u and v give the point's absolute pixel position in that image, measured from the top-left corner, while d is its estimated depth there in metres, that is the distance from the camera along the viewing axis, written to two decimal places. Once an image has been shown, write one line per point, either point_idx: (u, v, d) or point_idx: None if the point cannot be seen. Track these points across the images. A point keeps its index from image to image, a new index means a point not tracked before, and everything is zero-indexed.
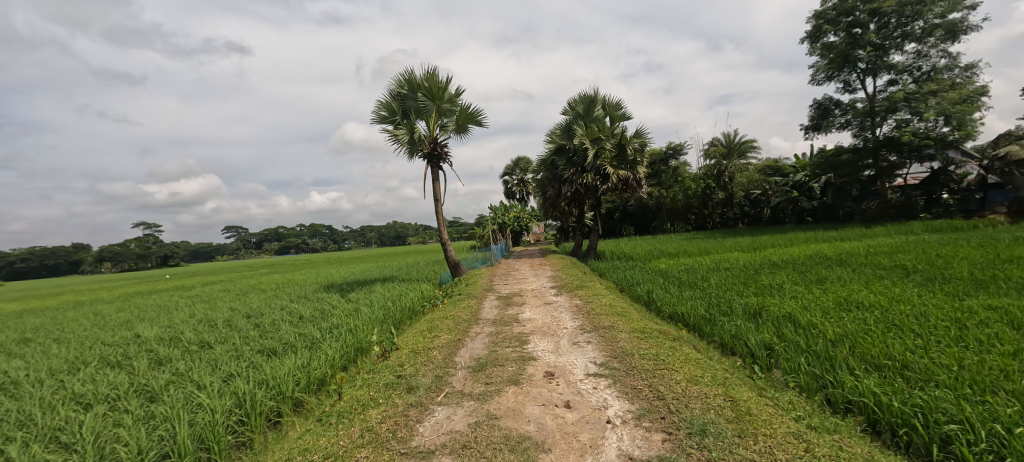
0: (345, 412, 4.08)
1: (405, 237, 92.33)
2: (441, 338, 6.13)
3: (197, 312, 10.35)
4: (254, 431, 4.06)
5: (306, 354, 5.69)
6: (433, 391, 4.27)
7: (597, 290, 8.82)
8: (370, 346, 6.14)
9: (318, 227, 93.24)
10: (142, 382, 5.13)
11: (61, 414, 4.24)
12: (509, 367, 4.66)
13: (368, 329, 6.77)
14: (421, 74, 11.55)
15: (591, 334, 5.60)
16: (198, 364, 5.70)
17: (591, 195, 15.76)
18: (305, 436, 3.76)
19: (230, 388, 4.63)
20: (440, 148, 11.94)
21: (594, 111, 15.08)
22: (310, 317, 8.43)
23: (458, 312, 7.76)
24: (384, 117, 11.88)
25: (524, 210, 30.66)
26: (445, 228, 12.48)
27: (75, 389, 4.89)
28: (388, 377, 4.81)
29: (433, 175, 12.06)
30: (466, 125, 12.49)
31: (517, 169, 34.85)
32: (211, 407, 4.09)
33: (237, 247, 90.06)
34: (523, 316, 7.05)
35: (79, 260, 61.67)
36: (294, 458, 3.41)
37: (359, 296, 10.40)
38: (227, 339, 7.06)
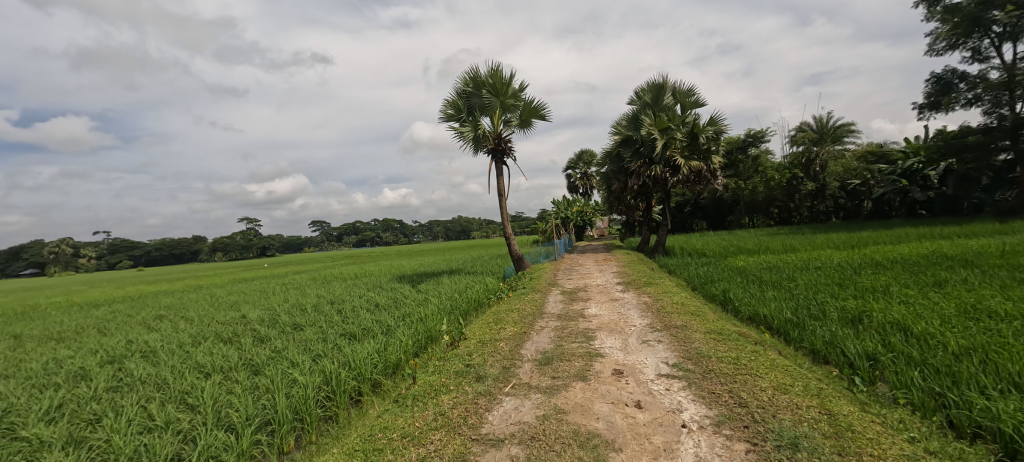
0: (419, 395, 4.31)
1: (470, 231, 95.15)
2: (507, 330, 6.22)
3: (290, 298, 11.53)
4: (340, 407, 4.45)
5: (381, 339, 6.10)
6: (501, 382, 4.35)
7: (667, 287, 8.40)
8: (439, 335, 6.42)
9: (391, 222, 99.37)
10: (248, 357, 5.83)
11: (188, 381, 4.97)
12: (576, 362, 4.60)
13: (437, 319, 7.09)
14: (485, 71, 11.73)
15: (663, 334, 5.35)
16: (291, 344, 6.36)
17: (660, 188, 14.99)
18: (384, 416, 4.03)
19: (318, 367, 5.11)
20: (504, 143, 12.08)
21: (664, 99, 14.34)
22: (384, 306, 9.03)
23: (522, 305, 7.84)
24: (451, 115, 12.27)
25: (587, 204, 30.06)
26: (509, 223, 12.61)
27: (198, 360, 5.70)
28: (457, 365, 5.00)
29: (497, 170, 12.24)
30: (529, 120, 12.50)
31: (580, 163, 34.21)
32: (303, 383, 4.55)
33: (322, 240, 98.99)
34: (589, 311, 6.92)
35: (198, 250, 71.77)
36: (375, 434, 3.67)
37: (428, 287, 10.92)
38: (315, 323, 7.79)
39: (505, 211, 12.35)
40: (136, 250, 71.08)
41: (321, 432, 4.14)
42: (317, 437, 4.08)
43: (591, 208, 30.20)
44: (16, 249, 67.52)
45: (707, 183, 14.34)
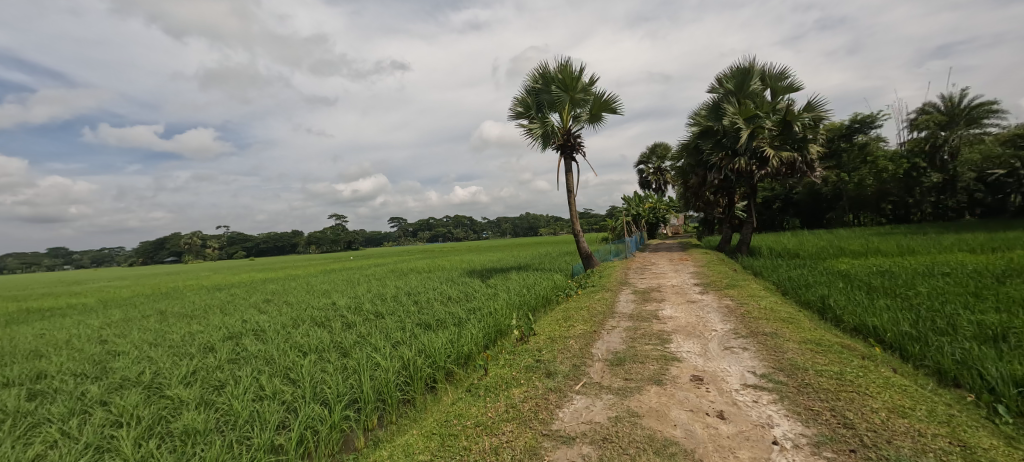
0: (490, 387, 4.42)
1: (537, 228, 95.61)
2: (576, 328, 6.16)
3: (372, 288, 12.49)
4: (416, 391, 4.73)
5: (454, 330, 6.37)
6: (571, 379, 4.32)
7: (752, 290, 7.72)
8: (509, 329, 6.54)
9: (462, 218, 103.36)
10: (338, 339, 6.44)
11: (290, 358, 5.62)
12: (650, 365, 4.41)
13: (506, 314, 7.24)
14: (555, 67, 11.63)
15: (749, 340, 4.92)
16: (374, 330, 6.88)
17: (744, 182, 13.82)
18: (458, 403, 4.20)
19: (398, 353, 5.49)
20: (573, 139, 11.91)
21: (750, 85, 13.01)
22: (456, 298, 9.42)
23: (592, 303, 7.70)
24: (520, 113, 12.39)
25: (661, 200, 28.62)
26: (578, 220, 12.42)
27: (297, 341, 6.42)
28: (527, 360, 5.05)
29: (566, 166, 12.11)
30: (600, 114, 12.19)
31: (653, 157, 32.66)
32: (385, 367, 4.91)
33: (399, 235, 105.77)
34: (663, 313, 6.60)
35: (296, 243, 80.53)
36: (450, 421, 3.83)
37: (497, 282, 11.17)
38: (394, 312, 8.37)
39: (574, 208, 12.18)
40: (248, 243, 81.68)
41: (400, 414, 4.43)
42: (397, 417, 4.37)
43: (665, 204, 28.71)
44: (161, 240, 81.07)
45: (801, 175, 12.94)
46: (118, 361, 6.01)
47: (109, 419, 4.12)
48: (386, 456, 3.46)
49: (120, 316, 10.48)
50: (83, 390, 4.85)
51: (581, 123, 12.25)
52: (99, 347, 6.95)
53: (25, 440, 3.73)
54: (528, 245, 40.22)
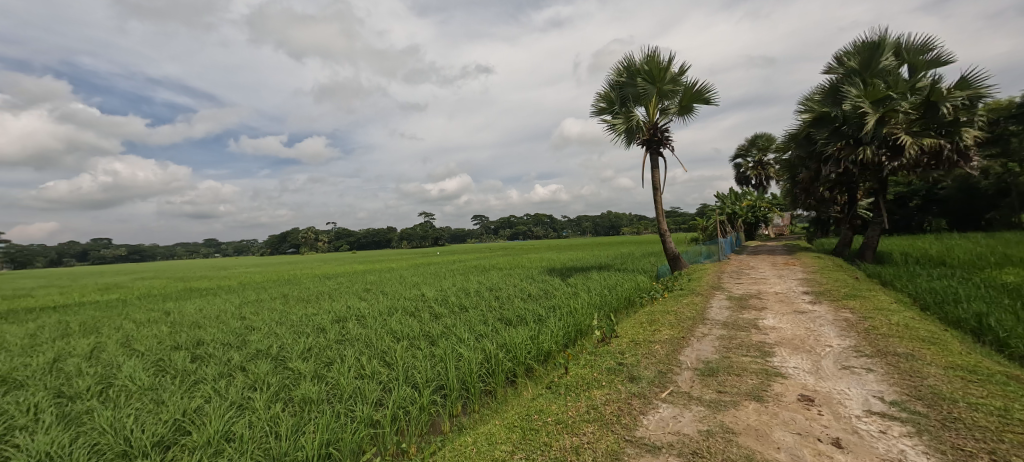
0: (571, 386, 4.39)
1: (620, 227, 92.33)
2: (662, 333, 5.84)
3: (456, 282, 13.13)
4: (498, 384, 4.88)
5: (534, 328, 6.44)
6: (656, 386, 4.11)
7: (879, 302, 6.62)
8: (589, 330, 6.44)
9: (542, 216, 103.89)
10: (427, 329, 6.89)
11: (386, 342, 6.16)
12: (749, 379, 4.02)
13: (587, 314, 7.12)
14: (640, 58, 11.10)
15: (875, 361, 4.24)
16: (459, 322, 7.23)
17: (871, 176, 11.92)
18: (539, 399, 4.24)
19: (481, 345, 5.71)
20: (661, 133, 11.29)
21: (881, 60, 11.18)
22: (536, 296, 9.49)
23: (681, 308, 7.23)
24: (604, 108, 12.06)
25: (762, 197, 25.86)
26: (664, 218, 11.75)
27: (392, 327, 7.01)
28: (609, 362, 4.92)
29: (652, 162, 11.51)
30: (691, 105, 11.39)
31: (753, 149, 29.63)
32: (469, 358, 5.16)
33: (482, 232, 109.65)
34: (764, 322, 5.96)
35: (391, 238, 87.72)
36: (531, 415, 3.89)
37: (578, 281, 11.03)
38: (477, 306, 8.71)
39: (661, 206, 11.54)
40: (351, 237, 91.04)
41: (482, 404, 4.60)
42: (479, 407, 4.55)
43: (768, 202, 25.85)
44: (284, 234, 93.96)
45: (949, 167, 10.83)
46: (252, 335, 7.09)
47: (247, 382, 4.90)
48: (470, 442, 3.62)
49: (252, 298, 12.35)
50: (228, 357, 5.82)
51: (669, 116, 11.57)
52: (239, 322, 8.28)
53: (189, 393, 4.60)
54: (609, 244, 38.97)
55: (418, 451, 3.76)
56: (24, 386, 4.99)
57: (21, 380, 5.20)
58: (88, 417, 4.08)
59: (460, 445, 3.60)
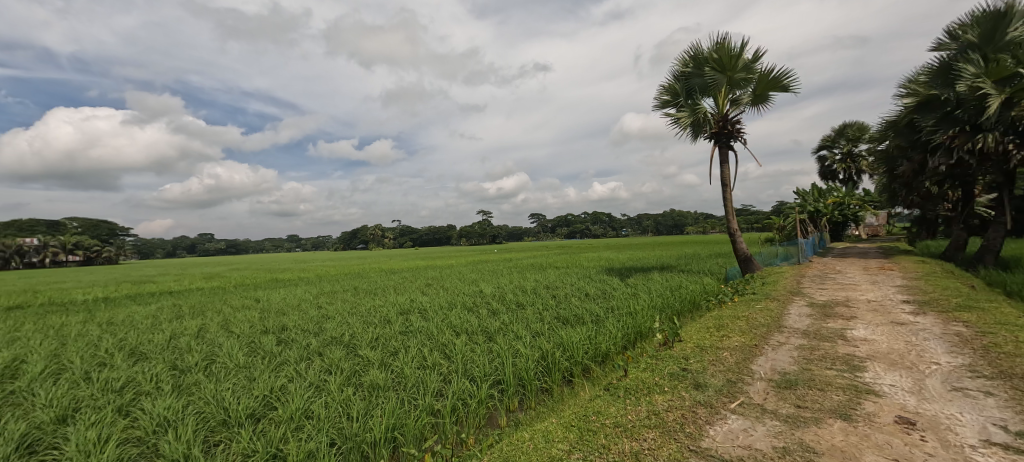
0: (631, 389, 4.26)
1: (684, 226, 87.77)
2: (732, 339, 5.46)
3: (513, 279, 13.26)
4: (554, 382, 4.86)
5: (592, 328, 6.34)
6: (725, 396, 3.87)
7: (1002, 316, 5.67)
8: (650, 332, 6.21)
9: (600, 215, 101.76)
10: (485, 325, 7.04)
11: (446, 336, 6.40)
12: (834, 394, 3.64)
13: (648, 316, 6.86)
14: (709, 46, 10.42)
15: (996, 383, 3.63)
16: (516, 319, 7.31)
17: (994, 167, 10.26)
18: (597, 400, 4.17)
19: (538, 343, 5.74)
20: (731, 125, 10.53)
21: (1008, 30, 9.52)
22: (594, 296, 9.32)
23: (753, 314, 6.72)
24: (668, 101, 11.50)
25: (852, 194, 23.20)
26: (735, 217, 10.96)
27: (451, 322, 7.26)
28: (672, 367, 4.70)
29: (721, 157, 10.79)
30: (767, 94, 10.51)
31: (841, 141, 26.67)
32: (525, 356, 5.20)
33: (539, 230, 109.71)
34: (853, 333, 5.35)
35: (450, 236, 90.64)
36: (589, 416, 3.84)
37: (638, 282, 10.65)
38: (534, 304, 8.73)
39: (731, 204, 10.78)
40: (414, 234, 95.45)
41: (539, 401, 4.61)
42: (535, 404, 4.56)
43: (859, 199, 23.15)
44: (354, 231, 100.82)
45: None
46: (328, 323, 7.70)
47: (323, 365, 5.34)
48: (527, 438, 3.65)
49: (327, 289, 13.38)
50: (307, 342, 6.38)
51: (742, 106, 10.77)
52: (316, 311, 9.01)
53: (276, 372, 5.12)
54: (672, 244, 37.21)
55: (476, 442, 3.86)
56: (151, 358, 5.89)
57: (145, 353, 6.10)
58: (196, 387, 4.68)
59: (517, 440, 3.64)
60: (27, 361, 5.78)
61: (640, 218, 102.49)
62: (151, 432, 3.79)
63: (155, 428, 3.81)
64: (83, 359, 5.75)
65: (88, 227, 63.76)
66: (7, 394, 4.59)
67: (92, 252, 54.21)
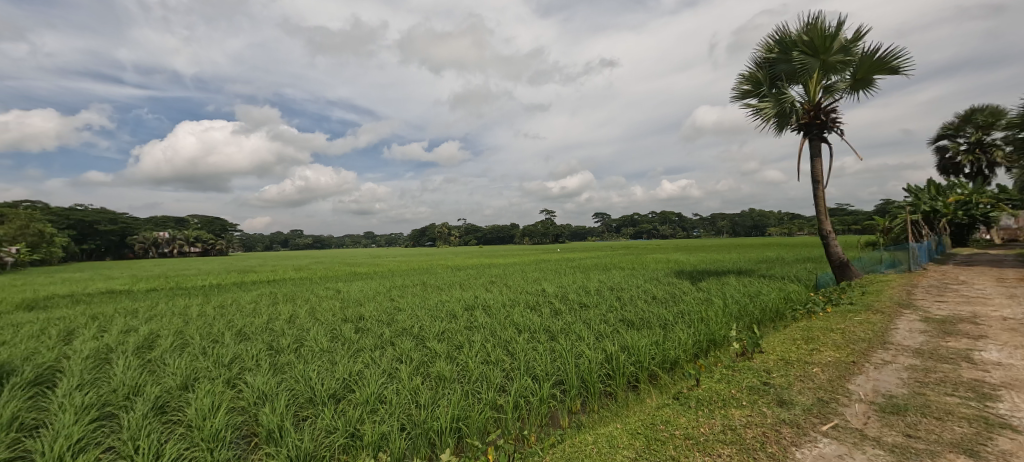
0: (704, 400, 3.99)
1: (765, 227, 80.49)
2: (824, 354, 4.90)
3: (577, 279, 13.08)
4: (619, 387, 4.72)
5: (660, 333, 6.04)
6: (815, 416, 3.48)
7: None
8: (725, 341, 5.78)
9: (669, 214, 96.90)
10: (548, 324, 7.03)
11: (509, 333, 6.48)
12: (956, 426, 3.11)
13: (723, 323, 6.39)
14: (798, 28, 9.44)
15: None
16: (578, 320, 7.18)
17: None
18: (665, 409, 3.96)
19: (602, 346, 5.61)
20: (825, 114, 9.43)
21: None
22: (662, 299, 8.87)
23: (850, 326, 5.97)
24: (748, 91, 10.59)
25: (982, 191, 19.73)
26: (828, 217, 9.82)
27: (514, 319, 7.34)
28: (751, 380, 4.33)
29: (812, 150, 9.71)
30: (869, 78, 9.30)
31: (967, 128, 22.81)
32: (588, 357, 5.11)
33: (603, 230, 107.04)
34: (983, 356, 4.54)
35: (514, 235, 91.70)
36: (657, 425, 3.66)
37: (712, 286, 9.95)
38: (598, 305, 8.54)
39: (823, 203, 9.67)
40: (479, 233, 98.01)
41: (602, 405, 4.49)
42: (599, 407, 4.45)
43: (992, 196, 19.59)
44: (423, 229, 105.95)
45: None
46: (399, 315, 8.15)
47: (394, 354, 5.67)
48: (591, 441, 3.58)
49: (400, 283, 14.22)
50: (380, 332, 6.81)
51: (838, 93, 9.60)
52: (390, 304, 9.61)
53: (355, 358, 5.54)
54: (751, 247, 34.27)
55: (538, 440, 3.85)
56: (252, 338, 6.67)
57: (247, 334, 6.91)
58: (288, 367, 5.22)
59: (580, 442, 3.58)
60: (159, 335, 6.83)
61: (714, 218, 95.80)
62: (252, 403, 4.28)
63: (255, 400, 4.30)
64: (201, 336, 6.67)
65: (205, 223, 73.89)
66: (145, 362, 5.47)
67: (208, 245, 62.73)
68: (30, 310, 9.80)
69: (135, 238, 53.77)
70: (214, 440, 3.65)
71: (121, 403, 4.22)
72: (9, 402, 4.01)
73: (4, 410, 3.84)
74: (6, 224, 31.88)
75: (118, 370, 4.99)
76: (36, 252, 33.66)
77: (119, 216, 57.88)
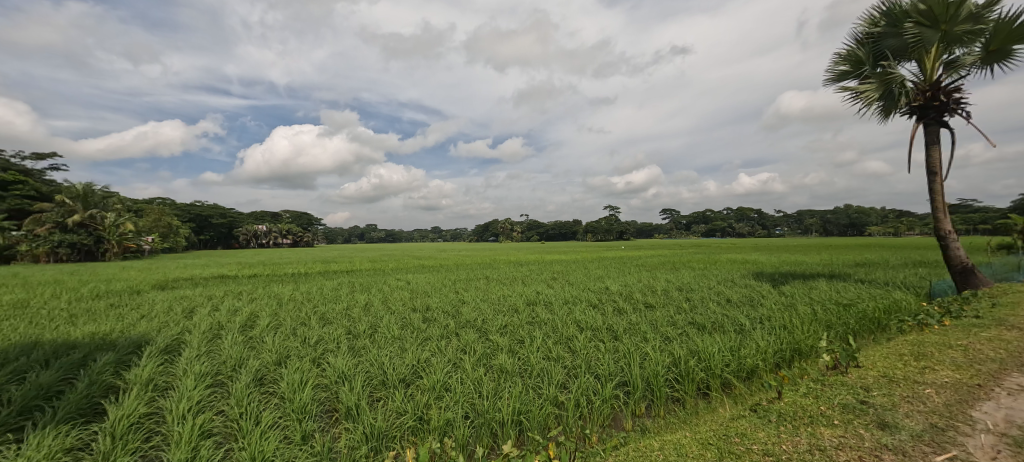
0: (786, 415, 3.65)
1: (864, 226, 71.27)
2: (939, 373, 4.23)
3: (642, 278, 12.61)
4: (687, 393, 4.47)
5: (735, 339, 5.61)
6: (927, 445, 3.04)
7: None
8: (812, 352, 5.23)
9: (747, 210, 89.72)
10: (611, 322, 6.84)
11: (571, 330, 6.40)
12: None
13: (810, 331, 5.78)
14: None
15: None
16: (643, 320, 6.90)
17: None
18: (741, 421, 3.68)
19: (669, 348, 5.35)
20: (946, 94, 8.10)
21: None
22: (738, 302, 8.23)
23: (974, 343, 5.10)
24: (846, 72, 9.41)
25: None
26: (947, 215, 8.45)
27: (576, 317, 7.23)
28: (845, 397, 3.87)
29: (928, 137, 8.41)
30: (1007, 48, 7.82)
31: None
32: (654, 360, 4.91)
33: (672, 227, 101.73)
34: None
35: (577, 231, 90.42)
36: (731, 437, 3.42)
37: (798, 290, 9.04)
38: (665, 305, 8.16)
39: (941, 198, 8.34)
40: (541, 229, 98.02)
41: (669, 410, 4.28)
42: (665, 413, 4.24)
43: None
44: (487, 224, 108.60)
45: None
46: (463, 307, 8.43)
47: (459, 345, 5.88)
48: (657, 446, 3.44)
49: (464, 276, 14.73)
50: (446, 322, 7.10)
51: (965, 68, 8.19)
52: (455, 296, 9.98)
53: (422, 346, 5.82)
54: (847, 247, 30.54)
55: (600, 441, 3.77)
56: (334, 322, 7.30)
57: (329, 319, 7.57)
58: (364, 351, 5.64)
59: (645, 447, 3.45)
60: (258, 316, 7.73)
61: (801, 215, 86.73)
62: (333, 381, 4.68)
63: (337, 379, 4.70)
64: (292, 318, 7.45)
65: (295, 217, 82.03)
66: (248, 339, 6.22)
67: (297, 237, 69.63)
68: (161, 289, 11.57)
69: (239, 230, 61.27)
70: (302, 412, 4.04)
71: (229, 373, 4.84)
72: (148, 365, 4.78)
73: (144, 371, 4.59)
74: (145, 217, 37.99)
75: (227, 344, 5.73)
76: (166, 241, 39.68)
77: (227, 211, 66.28)
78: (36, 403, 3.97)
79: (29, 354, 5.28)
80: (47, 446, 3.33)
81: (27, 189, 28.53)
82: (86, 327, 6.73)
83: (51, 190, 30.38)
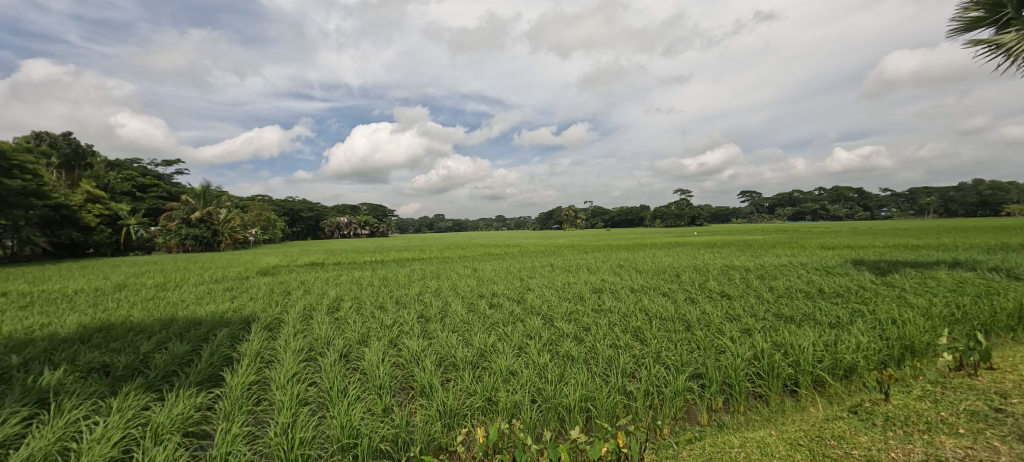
0: (897, 419, 3.21)
1: (1000, 204, 60.18)
2: None
3: (716, 265, 11.86)
4: (772, 390, 4.10)
5: (829, 334, 5.03)
6: None
7: None
8: (929, 350, 4.53)
9: (844, 191, 80.06)
10: (682, 312, 6.48)
11: (639, 319, 6.16)
12: None
13: (926, 327, 5.00)
14: None
15: None
16: (720, 310, 6.46)
17: None
18: (838, 422, 3.32)
19: (750, 340, 4.95)
20: None
21: None
22: (832, 293, 7.36)
23: None
24: (981, 19, 7.85)
25: None
26: None
27: (645, 306, 6.93)
28: (974, 403, 3.31)
29: None
30: None
31: None
32: (734, 352, 4.60)
33: (752, 211, 94.06)
34: None
35: (644, 217, 87.40)
36: (825, 439, 3.11)
37: (910, 280, 7.86)
38: (744, 295, 7.54)
39: None
40: (606, 216, 95.95)
41: (751, 407, 3.97)
42: (746, 410, 3.94)
43: None
44: (551, 212, 108.83)
45: None
46: (528, 294, 8.51)
47: (525, 331, 5.97)
48: (737, 443, 3.23)
49: (530, 263, 14.89)
50: (512, 308, 7.24)
51: None
52: (521, 282, 10.14)
53: (489, 331, 5.98)
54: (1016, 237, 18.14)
55: (672, 433, 3.62)
56: (408, 306, 7.78)
57: (404, 303, 8.07)
58: (435, 334, 5.91)
59: (724, 443, 3.26)
60: (343, 299, 8.46)
61: (914, 193, 75.34)
62: (409, 361, 4.99)
63: (411, 359, 4.99)
64: (372, 302, 8.05)
65: (372, 210, 88.33)
66: (334, 319, 6.85)
67: (373, 228, 74.84)
68: (265, 275, 13.16)
69: (325, 222, 67.64)
70: (382, 387, 4.37)
71: (320, 350, 5.37)
72: (255, 340, 5.46)
73: (253, 346, 5.26)
74: (250, 213, 43.30)
75: (317, 324, 6.36)
76: (266, 233, 44.81)
77: (316, 205, 73.42)
78: (173, 368, 4.72)
79: (168, 328, 6.30)
80: (184, 402, 3.97)
81: (161, 190, 33.78)
82: (208, 306, 7.85)
83: (178, 190, 35.70)
